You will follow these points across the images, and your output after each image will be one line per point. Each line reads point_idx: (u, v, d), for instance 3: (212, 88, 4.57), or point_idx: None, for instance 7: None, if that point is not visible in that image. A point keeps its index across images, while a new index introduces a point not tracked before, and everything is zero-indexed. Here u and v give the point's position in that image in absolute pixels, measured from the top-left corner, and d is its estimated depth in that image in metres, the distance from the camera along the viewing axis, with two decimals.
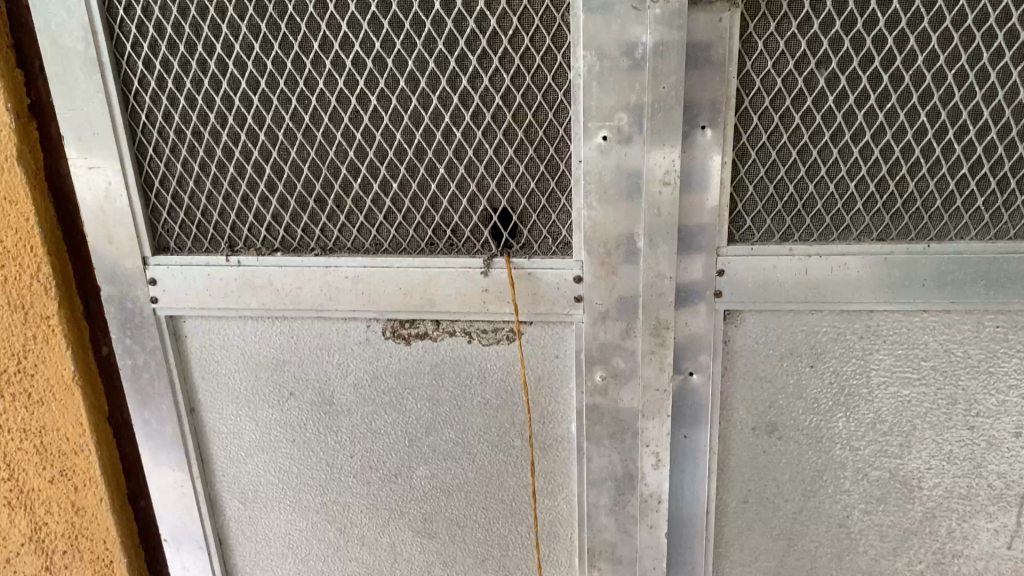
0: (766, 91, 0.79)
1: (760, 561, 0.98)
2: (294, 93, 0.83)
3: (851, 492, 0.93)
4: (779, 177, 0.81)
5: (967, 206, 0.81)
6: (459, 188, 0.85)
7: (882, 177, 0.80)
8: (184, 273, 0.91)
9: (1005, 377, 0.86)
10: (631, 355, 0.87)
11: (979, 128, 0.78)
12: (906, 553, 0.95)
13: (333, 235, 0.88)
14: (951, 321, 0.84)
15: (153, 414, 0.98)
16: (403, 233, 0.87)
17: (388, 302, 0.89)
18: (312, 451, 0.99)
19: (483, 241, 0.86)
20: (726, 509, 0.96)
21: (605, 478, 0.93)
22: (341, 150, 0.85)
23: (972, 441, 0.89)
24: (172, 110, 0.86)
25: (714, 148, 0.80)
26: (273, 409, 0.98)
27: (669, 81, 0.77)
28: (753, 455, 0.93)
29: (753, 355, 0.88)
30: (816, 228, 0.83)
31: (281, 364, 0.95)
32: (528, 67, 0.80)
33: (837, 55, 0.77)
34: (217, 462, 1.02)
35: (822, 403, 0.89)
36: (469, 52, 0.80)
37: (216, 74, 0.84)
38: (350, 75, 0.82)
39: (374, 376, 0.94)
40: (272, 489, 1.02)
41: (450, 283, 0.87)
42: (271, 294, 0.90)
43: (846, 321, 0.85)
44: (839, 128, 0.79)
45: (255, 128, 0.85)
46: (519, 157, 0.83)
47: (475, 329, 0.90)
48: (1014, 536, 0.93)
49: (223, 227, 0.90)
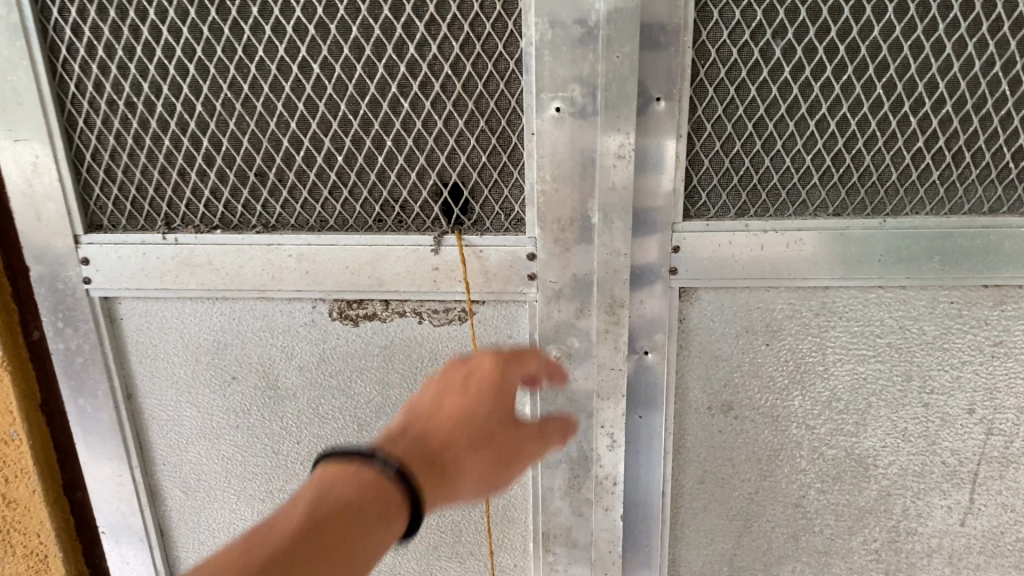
0: (722, 63, 0.77)
1: (716, 542, 0.97)
2: (232, 61, 0.79)
3: (807, 471, 0.92)
4: (735, 151, 0.80)
5: (922, 179, 0.80)
6: (407, 163, 0.82)
7: (838, 151, 0.79)
8: (119, 252, 0.87)
9: (958, 354, 0.86)
10: (586, 335, 0.86)
11: (934, 101, 0.76)
12: (861, 532, 0.95)
13: (276, 212, 0.84)
14: (906, 297, 0.84)
15: (87, 400, 0.94)
16: (350, 210, 0.84)
17: (334, 282, 0.85)
18: (257, 437, 0.95)
19: (433, 217, 0.84)
20: (682, 490, 0.94)
21: (560, 460, 0.92)
22: (282, 121, 0.81)
23: (926, 418, 0.89)
24: (102, 80, 0.81)
25: (668, 121, 0.78)
26: (215, 395, 0.94)
27: (624, 50, 0.75)
28: (708, 435, 0.92)
29: (708, 333, 0.87)
30: (771, 203, 0.81)
31: (223, 347, 0.91)
32: (478, 34, 0.77)
33: (793, 26, 0.75)
34: (157, 450, 0.98)
35: (778, 381, 0.88)
36: (416, 18, 0.77)
37: (150, 41, 0.79)
38: (291, 42, 0.78)
39: (321, 359, 0.90)
40: (215, 478, 0.98)
41: (400, 262, 0.84)
42: (210, 274, 0.86)
43: (803, 297, 0.85)
44: (795, 100, 0.78)
45: (191, 98, 0.81)
46: (469, 129, 0.80)
47: (426, 309, 0.87)
48: (967, 512, 0.93)
49: (160, 204, 0.85)
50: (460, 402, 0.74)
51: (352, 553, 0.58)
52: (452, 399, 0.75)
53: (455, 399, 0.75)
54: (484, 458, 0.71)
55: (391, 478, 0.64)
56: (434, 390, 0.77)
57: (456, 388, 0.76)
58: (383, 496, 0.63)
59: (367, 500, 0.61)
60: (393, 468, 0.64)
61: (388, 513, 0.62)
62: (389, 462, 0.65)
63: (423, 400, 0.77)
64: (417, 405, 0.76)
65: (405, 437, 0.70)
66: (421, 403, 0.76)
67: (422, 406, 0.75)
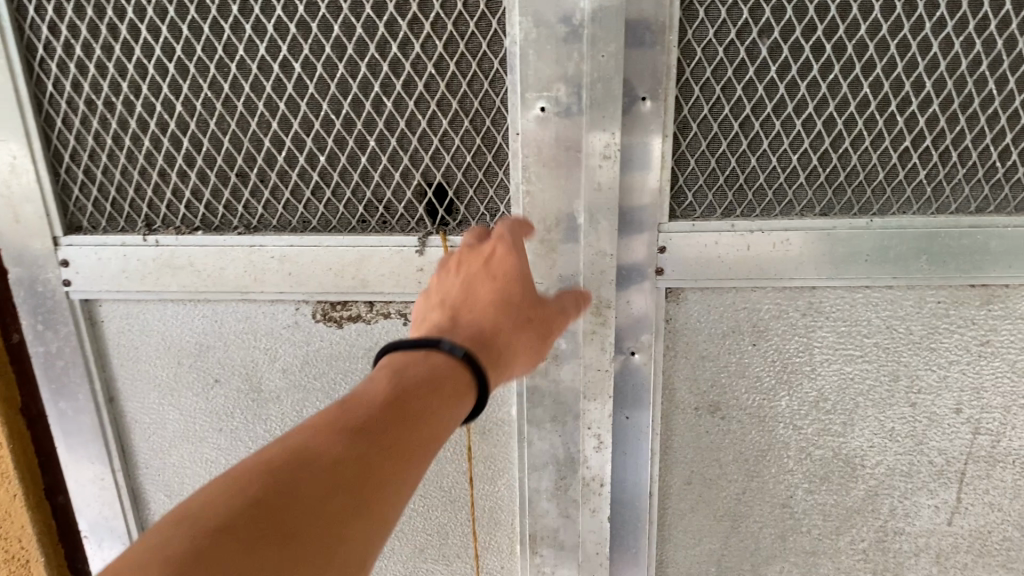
0: (708, 62, 0.76)
1: (704, 543, 0.96)
2: (212, 61, 0.78)
3: (794, 472, 0.92)
4: (721, 151, 0.79)
5: (909, 179, 0.79)
6: (391, 163, 0.81)
7: (825, 151, 0.78)
8: (99, 254, 0.86)
9: (945, 354, 0.86)
10: (573, 335, 0.86)
11: (921, 100, 0.76)
12: (849, 532, 0.95)
13: (257, 213, 0.83)
14: (893, 297, 0.83)
15: (69, 404, 0.93)
16: (333, 211, 0.83)
17: (317, 284, 0.84)
18: (241, 440, 0.94)
19: (417, 218, 0.83)
20: (669, 491, 0.94)
21: (547, 462, 0.91)
22: (263, 122, 0.80)
23: (913, 418, 0.89)
24: (80, 80, 0.80)
25: (654, 121, 0.77)
26: (198, 398, 0.93)
27: (609, 50, 0.74)
28: (696, 436, 0.91)
29: (694, 333, 0.86)
30: (758, 203, 0.81)
31: (205, 350, 0.90)
32: (462, 33, 0.76)
33: (779, 24, 0.74)
34: (139, 454, 0.97)
35: (765, 381, 0.88)
36: (399, 17, 0.75)
37: (128, 40, 0.78)
38: (272, 41, 0.77)
39: (304, 362, 0.90)
40: (199, 481, 0.97)
41: (384, 263, 0.83)
42: (192, 276, 0.85)
43: (790, 297, 0.84)
44: (781, 99, 0.77)
45: (171, 98, 0.80)
46: (454, 129, 0.79)
47: (411, 311, 0.86)
48: (954, 512, 0.93)
49: (140, 205, 0.84)
50: (488, 292, 0.68)
51: (438, 425, 0.53)
52: (478, 289, 0.68)
53: (480, 287, 0.69)
54: (531, 328, 0.68)
55: (457, 362, 0.58)
56: (436, 287, 0.72)
57: (472, 278, 0.69)
58: (458, 373, 0.58)
59: (445, 378, 0.56)
60: (461, 351, 0.59)
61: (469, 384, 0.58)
62: (456, 347, 0.59)
63: (432, 296, 0.71)
64: (430, 301, 0.70)
65: (454, 315, 0.66)
66: (428, 299, 0.71)
67: (435, 301, 0.69)
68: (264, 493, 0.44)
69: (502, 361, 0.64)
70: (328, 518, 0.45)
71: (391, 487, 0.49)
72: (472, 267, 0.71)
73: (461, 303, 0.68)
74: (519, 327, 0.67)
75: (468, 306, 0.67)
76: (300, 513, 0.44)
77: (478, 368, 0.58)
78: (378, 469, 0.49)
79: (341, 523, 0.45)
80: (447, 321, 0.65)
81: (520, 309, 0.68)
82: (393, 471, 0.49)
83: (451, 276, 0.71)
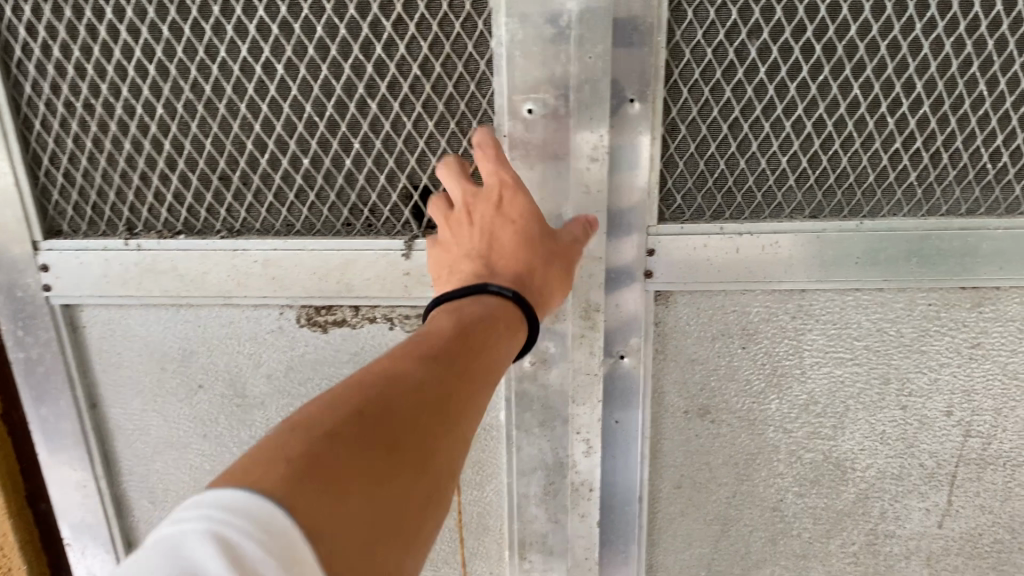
0: (696, 63, 0.75)
1: (694, 547, 0.96)
2: (193, 62, 0.76)
3: (784, 475, 0.92)
4: (710, 154, 0.78)
5: (899, 181, 0.78)
6: (376, 166, 0.79)
7: (815, 152, 0.78)
8: (79, 259, 0.84)
9: (936, 356, 0.85)
10: (562, 339, 0.85)
11: (912, 102, 0.75)
12: (839, 536, 0.94)
13: (240, 216, 0.82)
14: (884, 300, 0.83)
15: (50, 410, 0.92)
16: (317, 214, 0.82)
17: (301, 288, 0.83)
18: (225, 446, 0.93)
19: (403, 221, 0.81)
20: (659, 495, 0.93)
21: (535, 467, 0.90)
22: (246, 124, 0.78)
23: (904, 421, 0.88)
24: (59, 81, 0.78)
25: (642, 123, 0.76)
26: (182, 404, 0.91)
27: (596, 51, 0.73)
28: (685, 439, 0.91)
29: (684, 337, 0.86)
30: (747, 206, 0.80)
31: (189, 355, 0.89)
32: (447, 34, 0.75)
33: (769, 25, 0.73)
34: (123, 460, 0.95)
35: (755, 384, 0.87)
36: (383, 17, 0.74)
37: (107, 41, 0.76)
38: (254, 42, 0.75)
39: (289, 367, 0.88)
40: (183, 488, 0.96)
41: (369, 266, 0.82)
42: (174, 280, 0.84)
43: (779, 299, 0.83)
44: (771, 101, 0.76)
45: (152, 100, 0.78)
46: (440, 131, 0.78)
47: (397, 315, 0.85)
48: (945, 514, 0.92)
49: (121, 209, 0.83)
50: (512, 235, 0.69)
51: (497, 357, 0.60)
52: (500, 233, 0.69)
53: (501, 230, 0.69)
54: (565, 258, 0.72)
55: (506, 301, 0.65)
56: (449, 236, 0.72)
57: (490, 222, 0.70)
58: (508, 311, 0.64)
59: (499, 318, 0.63)
60: (510, 291, 0.65)
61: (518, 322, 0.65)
62: (504, 287, 0.65)
63: (450, 246, 0.71)
64: (450, 250, 0.71)
65: (488, 263, 0.68)
66: (446, 249, 0.72)
67: (459, 251, 0.70)
68: (362, 413, 0.46)
69: (543, 295, 0.69)
70: (423, 438, 0.48)
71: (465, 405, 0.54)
72: (482, 209, 0.71)
73: (486, 249, 0.69)
74: (552, 258, 0.70)
75: (496, 250, 0.68)
76: (397, 435, 0.46)
77: (525, 305, 0.65)
78: (454, 394, 0.53)
79: (433, 442, 0.49)
80: (482, 270, 0.67)
81: (546, 245, 0.70)
82: (467, 392, 0.54)
83: (461, 220, 0.71)
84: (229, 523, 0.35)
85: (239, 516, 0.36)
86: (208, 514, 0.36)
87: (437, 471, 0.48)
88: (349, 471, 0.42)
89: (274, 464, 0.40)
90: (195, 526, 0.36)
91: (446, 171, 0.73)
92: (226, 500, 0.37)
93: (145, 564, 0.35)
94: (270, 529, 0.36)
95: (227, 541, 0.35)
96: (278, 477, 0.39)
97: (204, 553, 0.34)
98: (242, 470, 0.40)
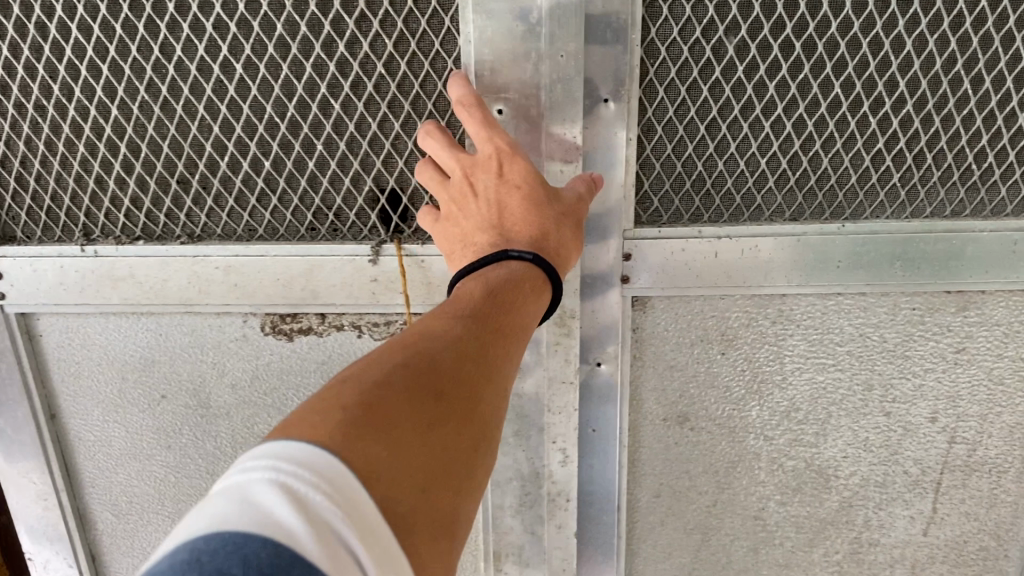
0: (672, 61, 0.72)
1: (674, 556, 0.94)
2: (148, 62, 0.73)
3: (766, 483, 0.89)
4: (687, 155, 0.76)
5: (882, 182, 0.76)
6: (341, 168, 0.76)
7: (795, 153, 0.75)
8: (34, 266, 0.81)
9: (920, 361, 0.83)
10: (535, 347, 0.82)
11: (895, 101, 0.72)
12: (822, 544, 0.92)
13: (201, 221, 0.79)
14: (866, 304, 0.80)
15: (7, 423, 0.88)
16: (280, 218, 0.79)
17: (265, 295, 0.80)
18: (190, 457, 0.90)
19: (370, 225, 0.78)
20: (638, 504, 0.91)
21: (510, 478, 0.88)
22: (205, 125, 0.75)
23: (888, 428, 0.86)
24: (8, 82, 0.75)
25: (618, 123, 0.74)
26: (144, 415, 0.88)
27: (568, 48, 0.70)
28: (664, 447, 0.88)
29: (662, 343, 0.83)
30: (725, 208, 0.78)
31: (150, 365, 0.86)
32: (413, 31, 0.71)
33: (747, 22, 0.71)
34: (84, 473, 0.92)
35: (735, 391, 0.85)
36: (345, 14, 0.70)
37: (58, 40, 0.72)
38: (211, 40, 0.72)
39: (254, 376, 0.85)
40: (147, 500, 0.93)
41: (334, 272, 0.79)
42: (132, 288, 0.81)
43: (759, 305, 0.81)
44: (749, 101, 0.73)
45: (106, 101, 0.75)
46: (406, 133, 0.75)
47: (365, 323, 0.82)
48: (930, 522, 0.90)
49: (77, 214, 0.80)
50: (521, 202, 0.66)
51: (525, 315, 0.60)
52: (508, 201, 0.66)
53: (509, 197, 0.66)
54: (579, 219, 0.68)
55: (527, 265, 0.62)
56: (454, 208, 0.68)
57: (495, 190, 0.66)
58: (530, 275, 0.62)
59: (521, 284, 0.61)
60: (531, 254, 0.62)
61: (540, 284, 0.63)
62: (525, 250, 0.63)
63: (456, 218, 0.68)
64: (457, 223, 0.68)
65: (501, 233, 0.65)
66: (453, 222, 0.68)
67: (467, 223, 0.67)
68: (407, 368, 0.50)
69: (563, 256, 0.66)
70: (465, 386, 0.52)
71: (493, 364, 0.55)
72: (485, 178, 0.67)
73: (497, 219, 0.65)
74: (565, 218, 0.67)
75: (507, 219, 0.65)
76: (439, 385, 0.50)
77: (548, 267, 0.63)
78: (489, 352, 0.56)
79: (473, 390, 0.52)
80: (498, 239, 0.64)
81: (557, 207, 0.67)
82: (499, 353, 0.56)
83: (463, 191, 0.68)
84: (293, 474, 0.38)
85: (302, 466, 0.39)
86: (272, 467, 0.38)
87: (481, 420, 0.52)
88: (397, 418, 0.46)
89: (334, 409, 0.44)
90: (261, 477, 0.38)
91: (434, 140, 0.69)
92: (287, 455, 0.39)
93: (216, 510, 0.37)
94: (332, 482, 0.38)
95: (294, 491, 0.37)
96: (336, 424, 0.43)
97: (274, 502, 0.36)
98: (301, 417, 0.43)
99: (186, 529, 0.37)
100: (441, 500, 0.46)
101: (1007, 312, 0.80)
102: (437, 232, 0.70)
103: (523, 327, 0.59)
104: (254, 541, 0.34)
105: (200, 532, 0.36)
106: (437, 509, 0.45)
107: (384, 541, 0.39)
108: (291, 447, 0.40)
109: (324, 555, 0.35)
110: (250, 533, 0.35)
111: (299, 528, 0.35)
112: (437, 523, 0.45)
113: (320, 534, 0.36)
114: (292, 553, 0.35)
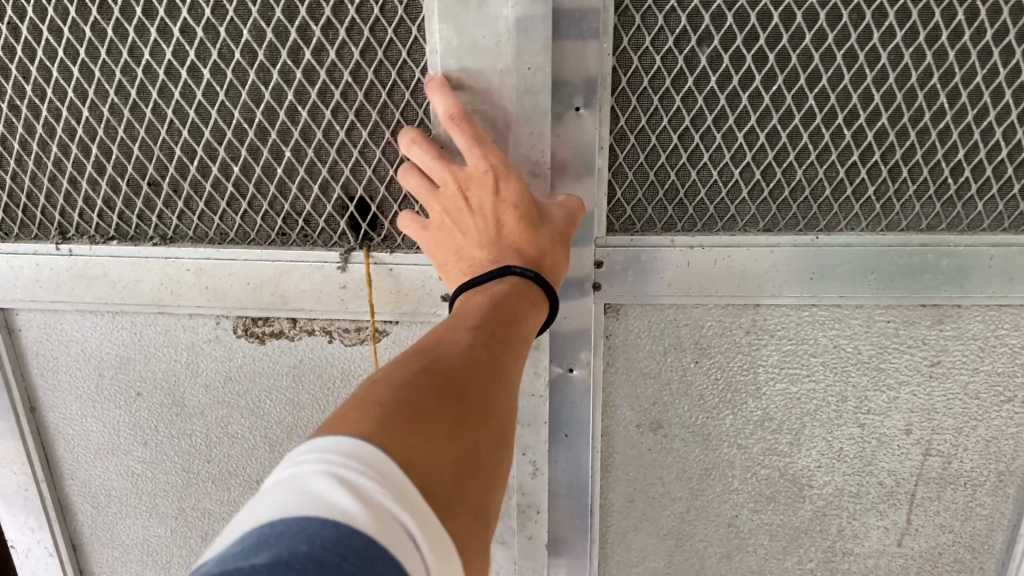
0: (645, 71, 0.72)
1: (648, 560, 0.94)
2: (117, 65, 0.73)
3: (740, 491, 0.89)
4: (660, 164, 0.75)
5: (857, 195, 0.75)
6: (309, 174, 0.76)
7: (769, 165, 0.74)
8: (11, 263, 0.82)
9: (895, 374, 0.82)
10: None
11: (870, 113, 0.71)
12: (796, 552, 0.92)
13: (172, 223, 0.79)
14: (841, 316, 0.80)
15: None
16: (251, 223, 0.79)
17: (235, 298, 0.81)
18: (166, 454, 0.91)
19: (339, 232, 0.78)
20: (611, 508, 0.91)
21: None
22: (174, 129, 0.75)
23: (862, 439, 0.85)
24: None
25: (589, 132, 0.73)
26: (120, 410, 0.89)
27: (536, 61, 0.69)
28: (638, 453, 0.88)
29: (636, 350, 0.83)
30: (699, 218, 0.77)
31: (125, 362, 0.86)
32: (380, 40, 0.71)
33: (719, 32, 0.70)
34: (64, 465, 0.93)
35: (708, 400, 0.85)
36: (311, 21, 0.70)
37: (29, 41, 0.72)
38: (178, 45, 0.72)
39: (227, 378, 0.86)
40: (125, 493, 0.94)
41: (304, 278, 0.79)
42: (105, 286, 0.81)
43: (732, 315, 0.80)
44: (722, 111, 0.73)
45: (77, 103, 0.75)
46: (374, 141, 0.74)
47: (336, 328, 0.82)
48: (904, 533, 0.90)
49: (52, 213, 0.80)
50: (518, 219, 0.65)
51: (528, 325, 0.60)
52: (505, 218, 0.65)
53: (506, 215, 0.65)
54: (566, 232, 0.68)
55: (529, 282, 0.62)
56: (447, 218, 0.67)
57: (493, 207, 0.65)
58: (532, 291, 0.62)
59: (523, 299, 0.61)
60: (533, 272, 0.62)
61: (540, 300, 0.63)
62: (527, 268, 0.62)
63: (450, 229, 0.67)
64: (451, 235, 0.67)
65: (498, 251, 0.64)
66: (446, 232, 0.68)
67: (464, 238, 0.66)
68: (419, 377, 0.50)
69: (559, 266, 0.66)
70: (477, 389, 0.52)
71: (506, 367, 0.56)
72: (480, 193, 0.66)
73: (495, 234, 0.65)
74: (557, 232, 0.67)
75: (506, 234, 0.65)
76: (453, 390, 0.50)
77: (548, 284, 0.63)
78: (503, 358, 0.56)
79: (488, 391, 0.53)
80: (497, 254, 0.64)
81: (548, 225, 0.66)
82: (511, 359, 0.57)
83: (457, 203, 0.67)
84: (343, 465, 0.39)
85: (350, 456, 0.39)
86: (320, 458, 0.39)
87: (495, 418, 0.52)
88: (418, 417, 0.46)
89: (360, 413, 0.44)
90: (311, 467, 0.39)
91: (421, 150, 0.68)
92: (331, 447, 0.40)
93: (274, 499, 0.38)
94: (378, 469, 0.39)
95: (345, 479, 0.38)
96: (369, 423, 0.43)
97: (328, 487, 0.37)
98: (327, 429, 0.43)
99: (248, 519, 0.38)
100: (472, 490, 0.46)
101: (983, 327, 0.80)
102: (427, 240, 0.69)
103: (528, 335, 0.60)
104: (315, 522, 0.36)
105: (263, 519, 0.37)
106: (469, 498, 0.45)
107: (430, 521, 0.40)
108: (329, 447, 0.40)
109: (380, 531, 0.36)
110: (309, 515, 0.36)
111: (354, 508, 0.36)
112: (469, 511, 0.45)
113: (375, 515, 0.37)
114: (350, 529, 0.36)
